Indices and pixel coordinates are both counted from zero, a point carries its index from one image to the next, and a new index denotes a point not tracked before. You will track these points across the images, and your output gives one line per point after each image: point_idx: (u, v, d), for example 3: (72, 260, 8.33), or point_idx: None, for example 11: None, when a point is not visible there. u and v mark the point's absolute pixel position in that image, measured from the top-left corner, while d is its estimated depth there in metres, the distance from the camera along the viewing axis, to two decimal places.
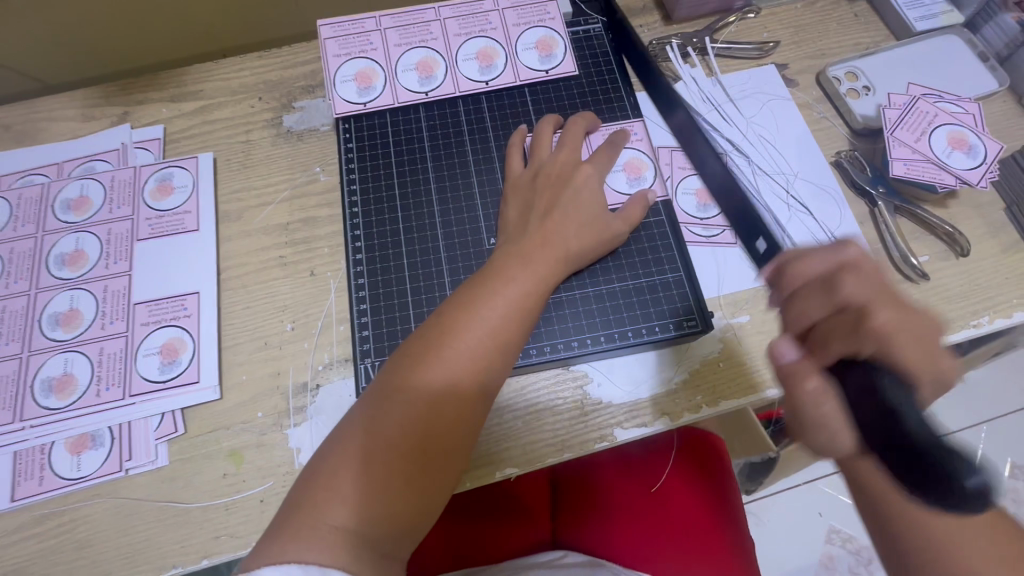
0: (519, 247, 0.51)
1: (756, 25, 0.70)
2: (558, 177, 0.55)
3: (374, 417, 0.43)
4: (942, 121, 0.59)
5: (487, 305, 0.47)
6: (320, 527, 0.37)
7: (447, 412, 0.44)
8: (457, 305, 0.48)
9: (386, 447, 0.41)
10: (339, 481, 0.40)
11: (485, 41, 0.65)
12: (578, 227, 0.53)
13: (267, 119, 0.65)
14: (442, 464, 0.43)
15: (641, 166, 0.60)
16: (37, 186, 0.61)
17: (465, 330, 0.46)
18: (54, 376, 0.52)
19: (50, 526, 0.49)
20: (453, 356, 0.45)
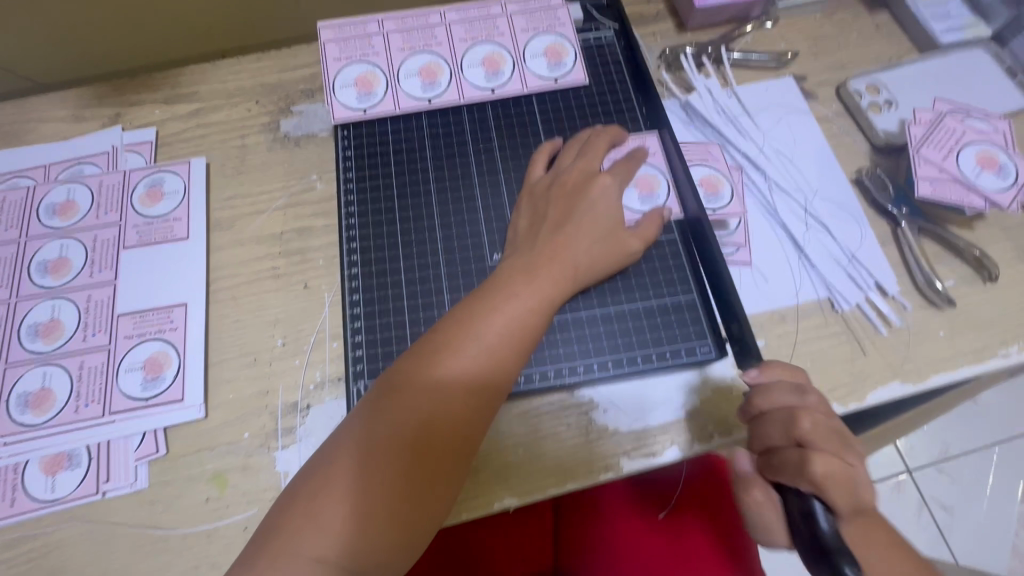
0: (527, 262, 0.49)
1: (774, 34, 0.68)
2: (572, 189, 0.53)
3: (362, 437, 0.40)
4: (970, 139, 0.56)
5: (485, 322, 0.44)
6: (299, 554, 0.36)
7: (440, 434, 0.41)
8: (455, 321, 0.45)
9: (371, 474, 0.39)
10: (321, 507, 0.38)
11: (492, 47, 0.63)
12: (591, 243, 0.50)
13: (264, 123, 0.63)
14: (435, 490, 0.40)
15: (655, 182, 0.57)
16: (23, 190, 0.58)
17: (464, 349, 0.43)
18: (31, 391, 0.50)
19: (20, 551, 0.46)
20: (448, 374, 0.42)
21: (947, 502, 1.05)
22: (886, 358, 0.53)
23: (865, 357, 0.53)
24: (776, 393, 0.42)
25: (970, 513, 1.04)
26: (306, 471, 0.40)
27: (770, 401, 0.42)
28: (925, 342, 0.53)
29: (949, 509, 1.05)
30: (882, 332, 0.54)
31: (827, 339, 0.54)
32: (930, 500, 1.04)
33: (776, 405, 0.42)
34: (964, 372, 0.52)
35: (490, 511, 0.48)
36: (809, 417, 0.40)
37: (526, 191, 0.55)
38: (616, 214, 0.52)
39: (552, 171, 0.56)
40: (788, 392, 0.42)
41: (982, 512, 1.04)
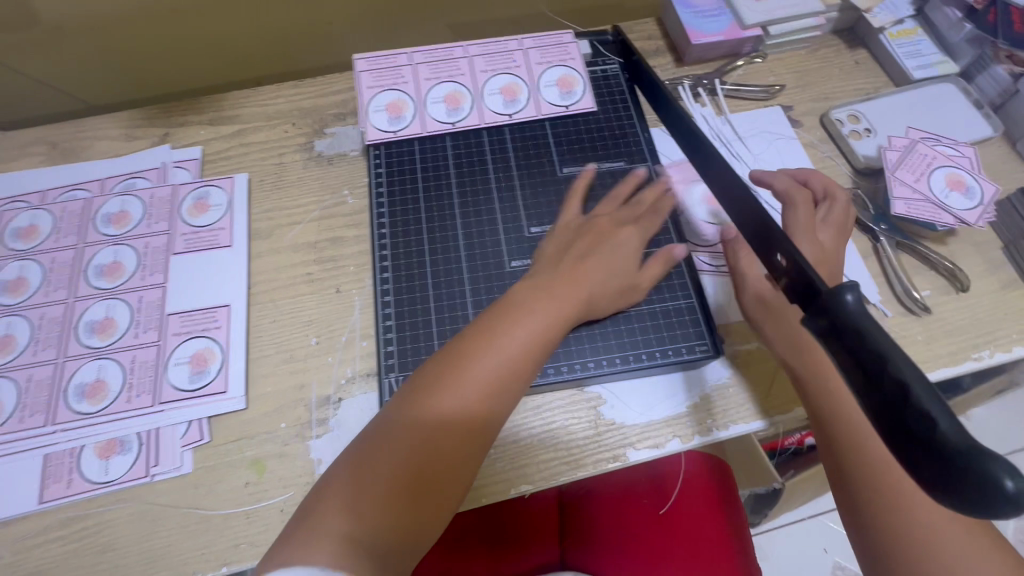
0: (545, 282, 0.53)
1: (763, 69, 0.75)
2: (597, 232, 0.58)
3: (394, 430, 0.44)
4: (940, 163, 0.63)
5: (511, 329, 0.48)
6: (327, 533, 0.39)
7: (466, 430, 0.45)
8: (466, 340, 0.48)
9: (390, 478, 0.42)
10: (341, 509, 0.40)
11: (509, 78, 0.69)
12: (606, 276, 0.55)
13: (300, 143, 0.69)
14: (442, 499, 0.43)
15: (624, 155, 0.66)
16: (80, 201, 0.64)
17: (476, 366, 0.46)
18: (87, 382, 0.54)
19: (74, 529, 0.50)
20: (479, 373, 0.46)
21: None
22: None
23: None
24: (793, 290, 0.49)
25: None
26: (327, 476, 0.43)
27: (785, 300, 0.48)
28: (905, 345, 0.58)
29: None
30: None
31: None
32: None
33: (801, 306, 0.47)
34: (941, 373, 0.57)
35: (507, 497, 0.52)
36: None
37: (557, 228, 0.60)
38: (634, 255, 0.57)
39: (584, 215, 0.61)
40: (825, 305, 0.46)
41: None
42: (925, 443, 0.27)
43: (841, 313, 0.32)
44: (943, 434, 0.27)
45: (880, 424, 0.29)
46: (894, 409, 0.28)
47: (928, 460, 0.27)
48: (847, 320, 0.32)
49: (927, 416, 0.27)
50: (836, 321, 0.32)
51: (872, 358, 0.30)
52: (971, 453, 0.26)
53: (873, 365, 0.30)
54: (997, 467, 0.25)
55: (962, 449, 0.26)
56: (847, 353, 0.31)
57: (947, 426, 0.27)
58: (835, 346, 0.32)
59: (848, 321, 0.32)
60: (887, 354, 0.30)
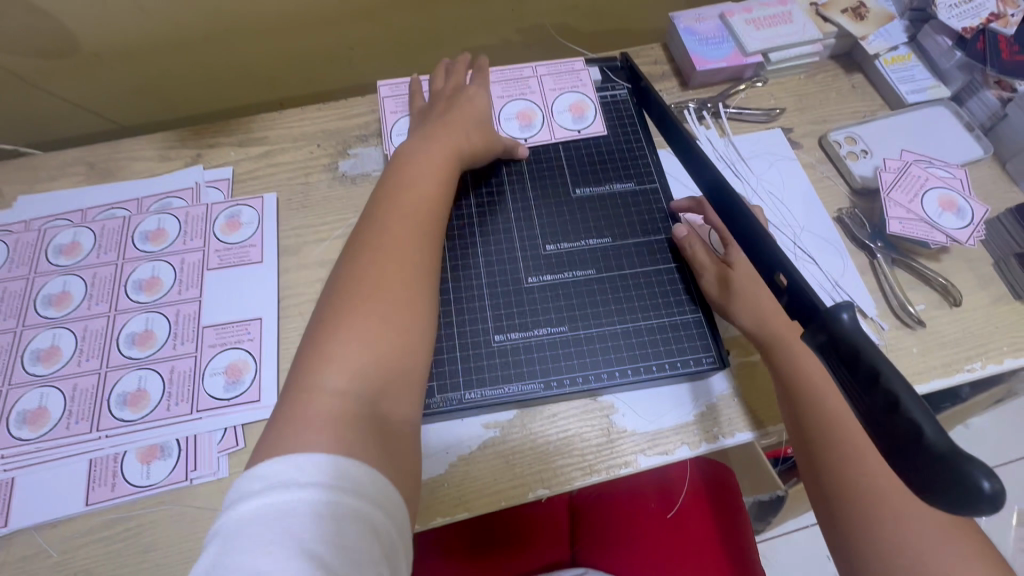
0: (428, 145, 0.58)
1: (764, 92, 0.79)
2: (454, 99, 0.66)
3: (331, 307, 0.45)
4: (932, 184, 0.66)
5: (394, 204, 0.52)
6: (309, 414, 0.39)
7: (398, 255, 0.48)
8: (365, 220, 0.51)
9: (347, 346, 0.43)
10: (317, 375, 0.41)
11: (525, 104, 0.74)
12: (476, 125, 0.64)
13: (325, 164, 0.73)
14: (405, 328, 0.46)
15: (584, 106, 0.73)
16: (119, 219, 0.68)
17: (391, 228, 0.50)
18: (128, 391, 0.58)
19: (118, 530, 0.53)
20: (393, 221, 0.50)
21: None
22: None
23: None
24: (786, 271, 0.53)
25: None
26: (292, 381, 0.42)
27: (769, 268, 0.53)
28: (901, 357, 0.61)
29: None
30: None
31: None
32: None
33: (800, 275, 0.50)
34: (935, 383, 0.60)
35: (525, 501, 0.55)
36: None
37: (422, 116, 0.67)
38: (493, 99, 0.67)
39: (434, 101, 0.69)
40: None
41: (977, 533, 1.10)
42: (913, 447, 0.30)
43: (839, 331, 0.36)
44: (928, 439, 0.30)
45: (874, 430, 0.33)
46: (885, 417, 0.32)
47: (915, 462, 0.30)
48: (845, 335, 0.35)
49: (914, 422, 0.30)
50: (836, 337, 0.36)
51: (867, 372, 0.33)
52: (954, 456, 0.29)
53: (868, 376, 0.33)
54: (976, 468, 0.28)
55: (945, 454, 0.29)
56: (846, 367, 0.35)
57: (931, 433, 0.30)
58: (836, 360, 0.36)
59: (847, 338, 0.35)
60: (880, 368, 0.33)
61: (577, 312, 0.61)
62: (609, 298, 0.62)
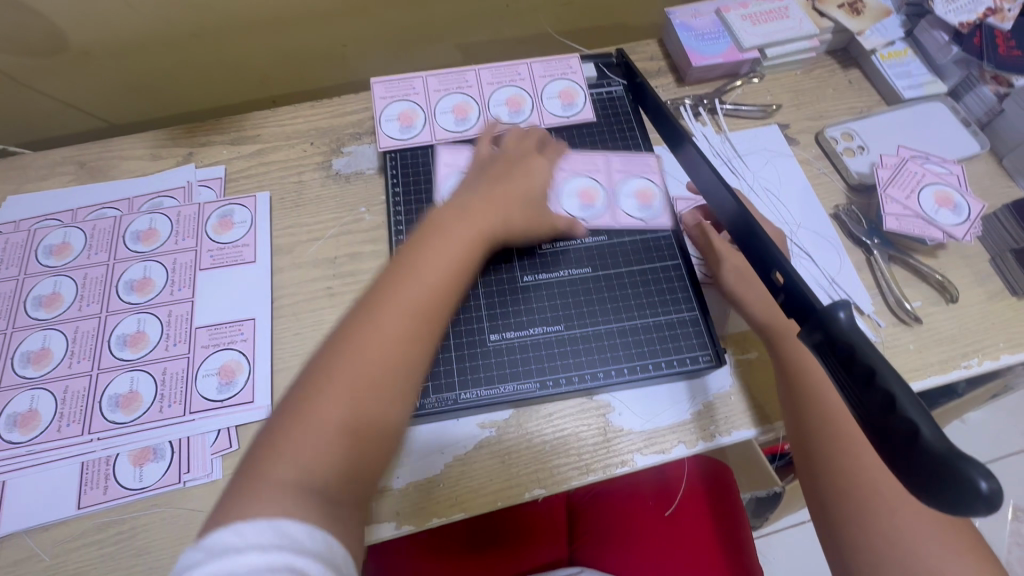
0: (461, 206, 0.55)
1: (760, 88, 0.78)
2: (510, 163, 0.61)
3: (322, 370, 0.44)
4: (929, 180, 0.66)
5: (418, 265, 0.49)
6: (270, 484, 0.39)
7: (396, 350, 0.45)
8: (391, 275, 0.49)
9: (320, 408, 0.42)
10: (287, 445, 0.41)
11: (588, 182, 0.68)
12: (519, 210, 0.58)
13: (318, 162, 0.72)
14: (385, 414, 0.44)
15: (649, 196, 0.67)
16: (110, 219, 0.67)
17: (401, 292, 0.47)
18: (120, 393, 0.57)
19: (111, 533, 0.53)
20: (403, 292, 0.47)
21: None
22: None
23: None
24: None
25: None
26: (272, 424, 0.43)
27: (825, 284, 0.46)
28: (898, 354, 0.61)
29: None
30: None
31: None
32: None
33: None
34: (932, 380, 0.60)
35: (521, 501, 0.55)
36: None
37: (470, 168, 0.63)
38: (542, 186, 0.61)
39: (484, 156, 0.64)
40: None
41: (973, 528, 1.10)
42: (908, 446, 0.30)
43: (835, 328, 0.35)
44: (925, 438, 0.29)
45: (871, 430, 0.32)
46: (882, 417, 0.31)
47: (912, 462, 0.30)
48: (841, 332, 0.35)
49: (910, 420, 0.30)
50: (833, 335, 0.35)
51: (864, 371, 0.33)
52: (952, 456, 0.28)
53: (863, 375, 0.33)
54: (973, 468, 0.28)
55: (943, 454, 0.28)
56: (843, 366, 0.34)
57: (930, 433, 0.29)
58: (833, 358, 0.35)
59: (844, 336, 0.35)
60: (876, 367, 0.32)
61: (573, 311, 0.61)
62: (606, 297, 0.62)
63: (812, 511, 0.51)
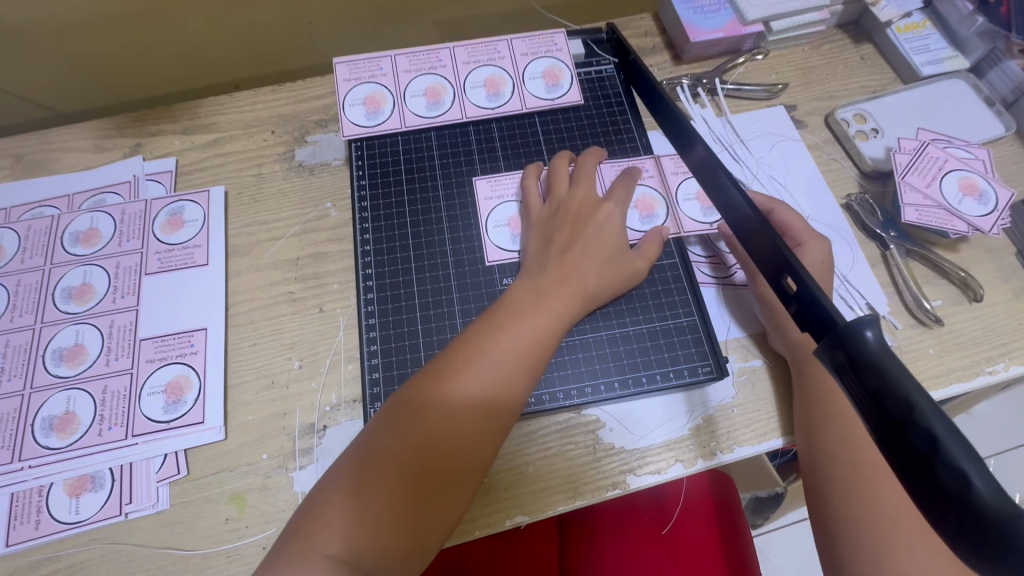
0: (537, 286, 0.50)
1: (764, 66, 0.72)
2: (577, 215, 0.55)
3: (379, 447, 0.42)
4: (952, 166, 0.60)
5: (494, 341, 0.46)
6: (311, 555, 0.38)
7: (465, 434, 0.43)
8: (461, 345, 0.47)
9: (382, 475, 0.41)
10: (332, 521, 0.39)
11: (642, 189, 0.61)
12: (598, 266, 0.53)
13: (279, 153, 0.65)
14: (448, 491, 0.42)
15: (654, 203, 0.60)
16: (47, 218, 0.60)
17: (469, 369, 0.45)
18: (55, 415, 0.51)
19: (45, 572, 0.47)
20: (475, 375, 0.44)
21: None
22: None
23: None
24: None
25: None
26: (326, 476, 0.43)
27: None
28: (916, 359, 0.56)
29: None
30: None
31: None
32: None
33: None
34: (954, 388, 0.55)
35: (502, 528, 0.50)
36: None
37: (533, 223, 0.56)
38: (620, 241, 0.54)
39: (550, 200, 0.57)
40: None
41: None
42: (959, 506, 0.24)
43: (861, 351, 0.29)
44: (979, 496, 0.24)
45: (907, 477, 0.27)
46: (922, 463, 0.26)
47: (963, 523, 0.25)
48: (867, 356, 0.29)
49: (959, 473, 0.25)
50: (856, 359, 0.29)
51: (900, 406, 0.27)
52: (1016, 522, 0.23)
53: (898, 412, 0.27)
54: None
55: (1003, 516, 0.23)
56: (871, 397, 0.28)
57: (984, 488, 0.24)
58: (858, 386, 0.29)
59: (871, 361, 0.28)
60: (915, 403, 0.26)
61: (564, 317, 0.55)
62: (622, 302, 0.56)
63: (819, 552, 0.46)
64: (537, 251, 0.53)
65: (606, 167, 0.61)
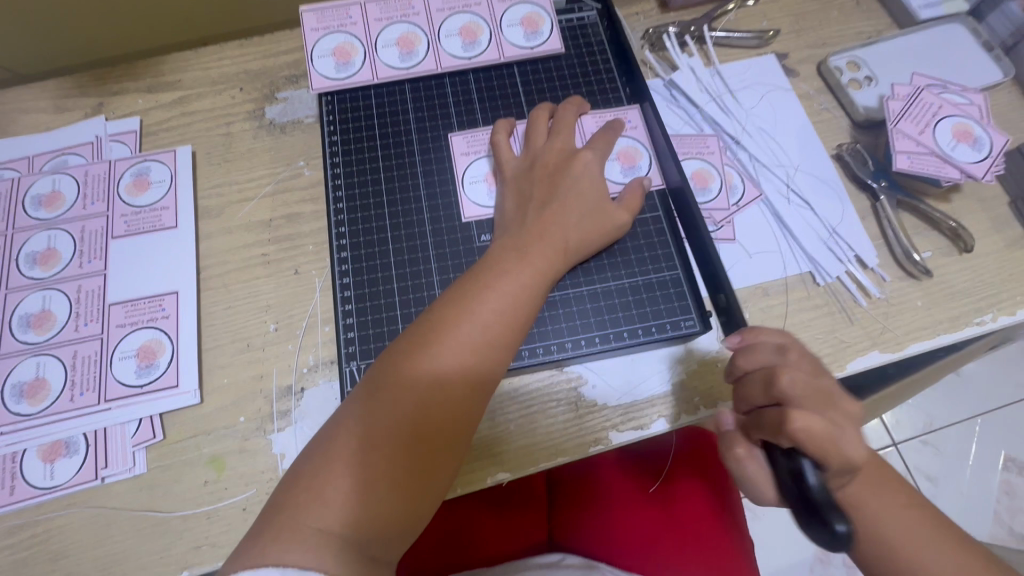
0: (514, 241, 0.49)
1: (756, 13, 0.68)
2: (555, 166, 0.53)
3: (366, 414, 0.40)
4: (946, 113, 0.58)
5: (479, 301, 0.45)
6: (303, 529, 0.36)
7: (454, 398, 0.42)
8: (445, 305, 0.45)
9: (373, 442, 0.39)
10: (323, 491, 0.37)
11: (625, 140, 0.59)
12: (578, 219, 0.51)
13: (249, 110, 0.62)
14: (439, 456, 0.41)
15: (636, 155, 0.58)
16: (7, 181, 0.58)
17: (454, 332, 0.43)
18: (25, 381, 0.50)
19: (22, 537, 0.47)
20: (461, 338, 0.43)
21: (931, 472, 1.04)
22: (867, 328, 0.54)
23: (850, 327, 0.54)
24: (759, 353, 0.44)
25: (951, 481, 1.04)
26: (313, 444, 0.41)
27: (754, 362, 0.43)
28: (903, 312, 0.55)
29: (934, 478, 1.04)
30: (862, 303, 0.55)
31: (810, 311, 0.55)
32: (914, 471, 1.04)
33: (756, 365, 0.43)
34: (941, 340, 0.54)
35: (485, 485, 0.49)
36: (788, 374, 0.40)
37: (507, 177, 0.54)
38: (597, 193, 0.52)
39: (526, 155, 0.55)
40: (769, 352, 0.43)
41: (966, 481, 1.04)
42: None
43: None
44: None
45: None
46: None
47: None
48: None
49: None
50: None
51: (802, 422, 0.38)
52: None
53: None
54: None
55: None
56: None
57: None
58: None
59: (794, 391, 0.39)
60: None
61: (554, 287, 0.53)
62: (605, 258, 0.55)
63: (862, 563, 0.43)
64: (514, 208, 0.52)
65: (586, 118, 0.59)
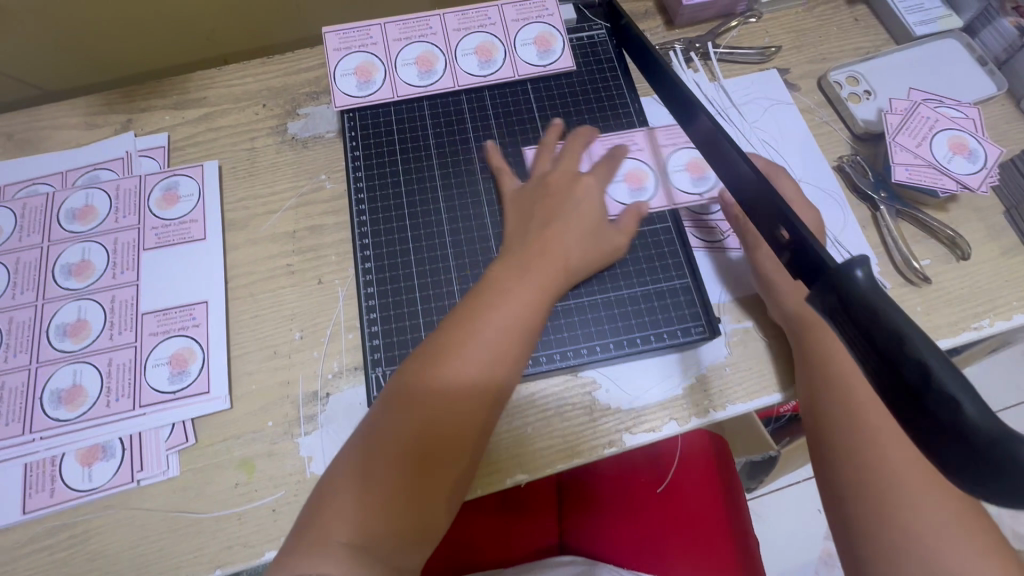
0: (527, 254, 0.51)
1: (758, 30, 0.71)
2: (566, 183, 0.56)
3: (378, 433, 0.43)
4: (942, 126, 0.60)
5: (480, 321, 0.47)
6: (327, 544, 0.39)
7: (461, 415, 0.44)
8: (449, 325, 0.47)
9: (385, 460, 0.42)
10: (341, 507, 0.40)
11: (630, 162, 0.61)
12: (588, 233, 0.54)
13: (272, 126, 0.65)
14: (449, 470, 0.43)
15: (643, 176, 0.60)
16: (42, 196, 0.60)
17: (457, 351, 0.45)
18: (63, 388, 0.53)
19: (61, 538, 0.49)
20: (466, 357, 0.45)
21: None
22: None
23: None
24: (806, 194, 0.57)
25: None
26: (335, 463, 0.44)
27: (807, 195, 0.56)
28: None
29: None
30: None
31: None
32: None
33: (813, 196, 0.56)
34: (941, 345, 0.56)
35: (503, 487, 0.51)
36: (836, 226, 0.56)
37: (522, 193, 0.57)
38: (601, 212, 0.55)
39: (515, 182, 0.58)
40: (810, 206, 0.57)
41: None
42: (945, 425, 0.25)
43: (853, 292, 0.29)
44: (970, 420, 0.25)
45: (898, 404, 0.27)
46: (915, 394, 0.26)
47: (949, 444, 0.25)
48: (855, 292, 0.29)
49: (951, 400, 0.25)
50: (847, 299, 0.30)
51: (891, 339, 0.27)
52: (1001, 442, 0.24)
53: (890, 345, 0.27)
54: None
55: (993, 435, 0.24)
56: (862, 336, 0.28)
57: (973, 410, 0.25)
58: (851, 329, 0.29)
59: (860, 299, 0.29)
60: (904, 332, 0.27)
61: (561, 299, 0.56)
62: (617, 268, 0.57)
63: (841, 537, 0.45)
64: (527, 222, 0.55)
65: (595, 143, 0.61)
